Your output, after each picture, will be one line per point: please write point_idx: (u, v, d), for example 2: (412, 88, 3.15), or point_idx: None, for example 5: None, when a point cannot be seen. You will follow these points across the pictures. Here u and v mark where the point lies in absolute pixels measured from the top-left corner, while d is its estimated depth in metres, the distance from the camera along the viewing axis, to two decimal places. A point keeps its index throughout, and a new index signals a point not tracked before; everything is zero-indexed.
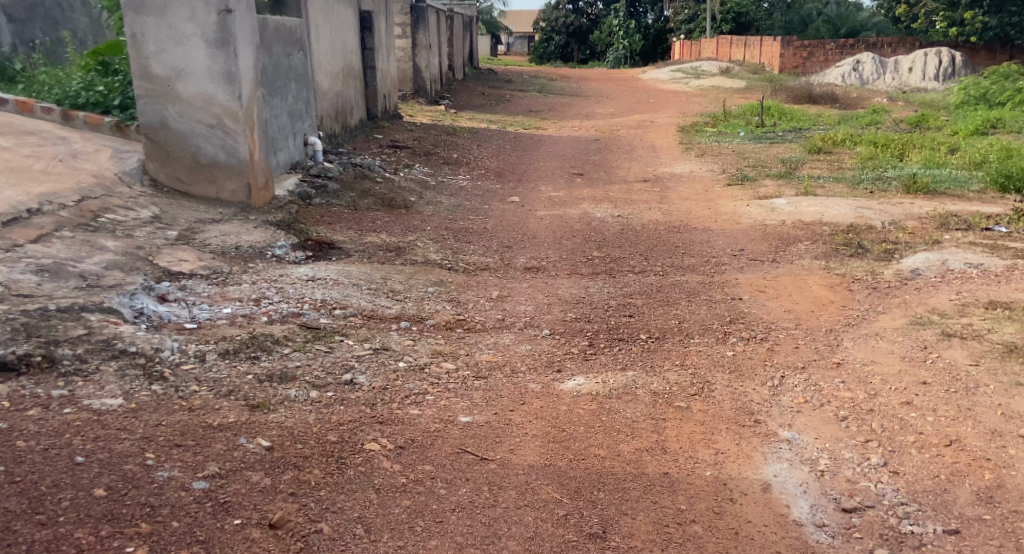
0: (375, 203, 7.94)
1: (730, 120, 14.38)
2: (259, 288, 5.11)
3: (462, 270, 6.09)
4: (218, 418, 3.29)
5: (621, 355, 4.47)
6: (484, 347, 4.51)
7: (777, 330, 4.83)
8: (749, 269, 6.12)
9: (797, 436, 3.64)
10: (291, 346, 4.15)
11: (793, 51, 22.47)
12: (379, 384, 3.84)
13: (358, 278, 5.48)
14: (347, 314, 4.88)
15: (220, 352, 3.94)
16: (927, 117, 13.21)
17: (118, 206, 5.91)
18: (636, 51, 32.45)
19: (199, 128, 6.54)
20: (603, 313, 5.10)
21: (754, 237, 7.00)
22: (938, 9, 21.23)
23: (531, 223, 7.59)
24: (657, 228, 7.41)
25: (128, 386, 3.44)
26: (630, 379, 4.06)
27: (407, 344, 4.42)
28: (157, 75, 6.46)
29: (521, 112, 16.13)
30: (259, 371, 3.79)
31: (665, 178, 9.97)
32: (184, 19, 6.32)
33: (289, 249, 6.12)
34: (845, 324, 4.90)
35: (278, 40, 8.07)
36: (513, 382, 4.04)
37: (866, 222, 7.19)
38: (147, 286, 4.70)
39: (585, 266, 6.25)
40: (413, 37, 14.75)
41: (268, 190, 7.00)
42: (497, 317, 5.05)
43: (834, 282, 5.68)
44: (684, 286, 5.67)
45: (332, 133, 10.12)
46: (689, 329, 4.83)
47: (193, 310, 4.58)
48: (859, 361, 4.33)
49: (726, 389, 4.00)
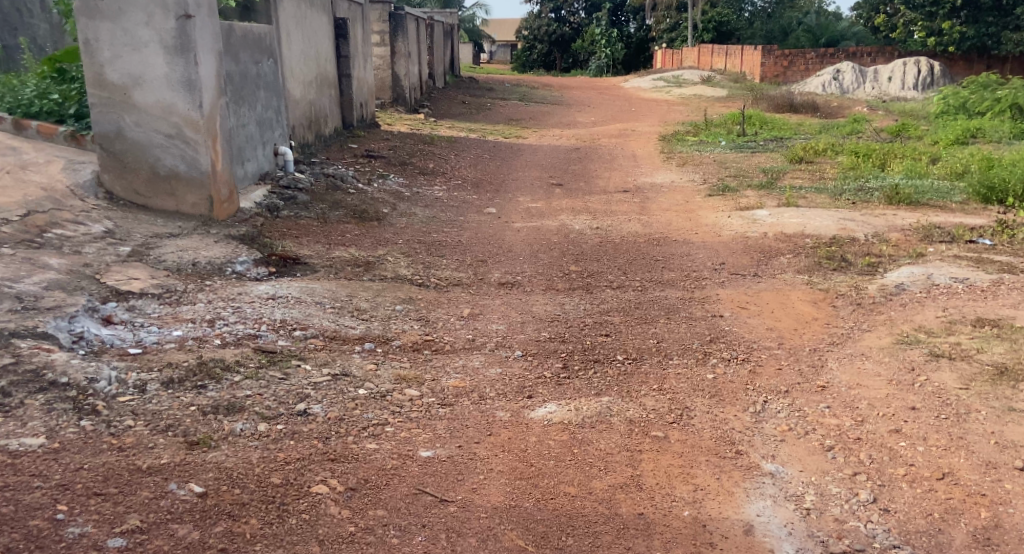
0: (346, 215, 7.66)
1: (710, 129, 14.20)
2: (214, 308, 4.86)
3: (434, 286, 5.83)
4: (150, 459, 3.03)
5: (596, 379, 4.21)
6: (450, 370, 4.24)
7: (760, 350, 4.59)
8: (730, 284, 5.89)
9: (781, 469, 3.39)
10: (242, 373, 3.87)
11: (773, 60, 22.35)
12: (335, 415, 3.56)
13: (321, 296, 5.20)
14: (307, 336, 4.61)
15: (164, 381, 3.68)
16: (908, 126, 13.08)
17: (67, 221, 5.68)
18: (619, 60, 32.33)
19: (157, 138, 6.25)
20: (578, 332, 4.84)
21: (735, 250, 6.78)
22: (916, 19, 21.24)
23: (507, 236, 7.34)
24: (636, 241, 7.17)
25: (53, 422, 3.18)
26: (605, 406, 3.80)
27: (369, 369, 4.14)
28: (112, 83, 6.18)
29: (502, 121, 15.89)
30: (204, 402, 3.53)
31: (644, 188, 9.75)
32: (141, 25, 6.04)
33: (251, 265, 5.84)
34: (830, 344, 4.67)
35: (245, 47, 7.78)
36: (479, 410, 3.77)
37: (849, 234, 6.98)
38: (90, 308, 4.50)
39: (562, 281, 6.00)
40: (391, 44, 14.47)
41: (232, 203, 6.69)
42: (468, 337, 4.78)
43: (817, 298, 5.46)
44: (664, 302, 5.43)
45: (304, 142, 9.83)
46: (668, 349, 4.58)
47: (139, 333, 4.39)
48: (846, 385, 4.08)
49: (707, 417, 3.75)
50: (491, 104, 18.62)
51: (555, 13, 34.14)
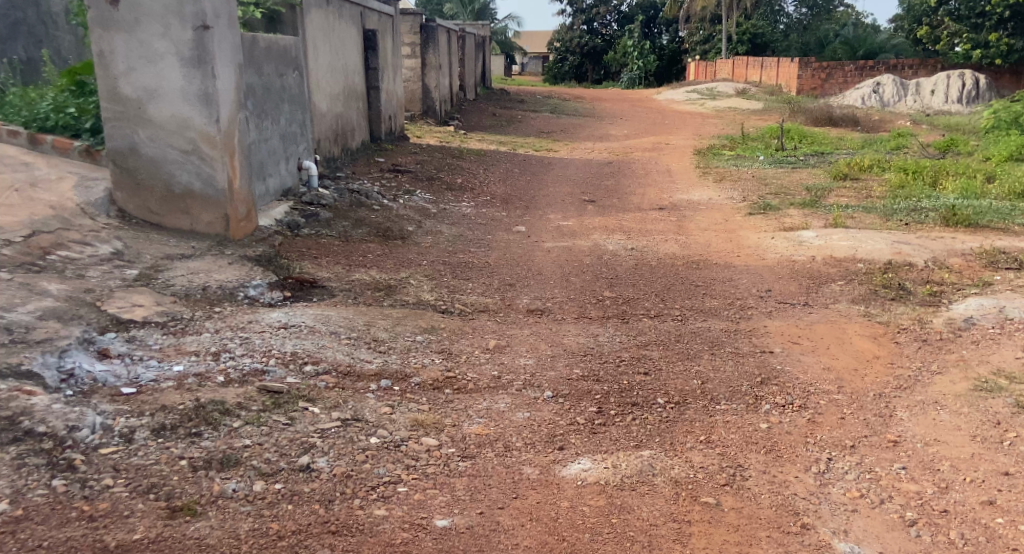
0: (369, 233, 7.29)
1: (749, 143, 13.71)
2: (221, 338, 4.51)
3: (459, 312, 5.43)
4: (121, 535, 2.75)
5: (635, 427, 3.78)
6: (473, 414, 3.84)
7: (816, 395, 4.14)
8: (779, 315, 5.42)
9: (856, 549, 2.97)
10: (243, 417, 3.49)
11: (812, 71, 21.71)
12: (342, 470, 3.21)
13: (337, 325, 4.82)
14: (318, 372, 4.24)
15: (154, 428, 3.31)
16: (958, 141, 12.54)
17: (74, 242, 5.39)
18: (651, 71, 31.84)
19: (172, 154, 5.93)
20: (614, 369, 4.41)
21: (782, 275, 6.32)
22: (961, 31, 20.58)
23: (536, 257, 6.93)
24: (674, 264, 6.72)
25: (20, 482, 2.88)
26: (647, 462, 3.39)
27: (383, 413, 3.73)
28: (126, 96, 5.87)
29: (532, 134, 15.49)
30: (197, 454, 3.17)
31: (681, 206, 9.29)
32: (157, 36, 5.73)
33: (265, 289, 5.49)
34: (896, 389, 4.21)
35: (270, 59, 7.46)
36: (504, 465, 3.38)
37: (906, 259, 6.48)
38: (85, 340, 4.18)
39: (596, 308, 5.58)
40: (422, 56, 14.15)
41: (249, 221, 6.34)
42: (493, 374, 4.35)
43: (877, 333, 5.00)
44: (707, 335, 4.98)
45: (330, 156, 9.50)
46: (714, 392, 4.13)
47: (136, 368, 4.05)
48: (921, 441, 3.63)
49: (763, 478, 3.32)
50: (522, 116, 18.22)
51: (587, 25, 33.75)
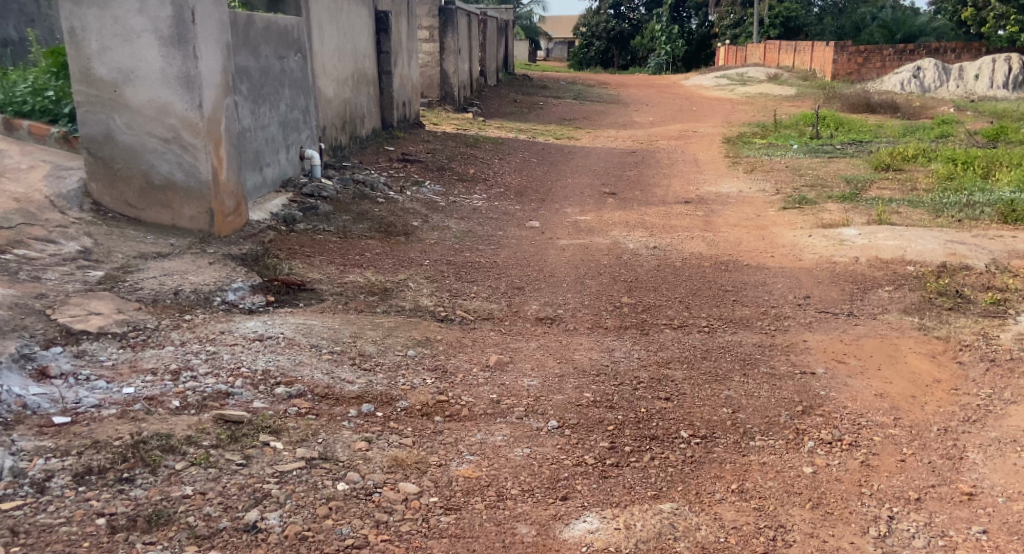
0: (371, 228, 6.72)
1: (781, 131, 12.99)
2: (184, 353, 3.94)
3: (460, 321, 4.85)
4: None
5: (654, 470, 3.19)
6: (463, 450, 3.25)
7: (869, 429, 3.52)
8: (819, 326, 4.79)
9: None
10: (189, 457, 2.92)
11: (847, 56, 20.82)
12: (296, 530, 2.70)
13: (320, 336, 4.25)
14: (290, 395, 3.67)
15: (76, 472, 2.77)
16: (1006, 129, 11.79)
17: (36, 239, 4.87)
18: (679, 56, 30.98)
19: (152, 142, 5.37)
20: (630, 393, 3.80)
21: (822, 279, 5.67)
22: (1008, 13, 19.70)
23: (549, 256, 6.32)
24: (702, 265, 6.08)
25: None
26: (667, 523, 2.86)
27: (357, 450, 3.15)
28: (100, 79, 5.33)
29: (553, 120, 14.85)
30: (120, 510, 2.66)
31: (708, 199, 8.63)
32: (133, 12, 5.15)
33: (246, 292, 4.92)
34: (964, 422, 3.60)
35: (267, 40, 6.86)
36: (495, 522, 2.85)
37: (961, 261, 5.81)
38: (22, 357, 3.64)
39: (612, 317, 4.98)
40: (440, 40, 13.52)
41: (238, 216, 5.78)
42: (491, 398, 3.76)
43: (935, 350, 4.37)
44: (738, 351, 4.36)
45: (335, 144, 8.91)
46: (748, 425, 3.52)
47: (78, 391, 3.51)
48: (1002, 494, 3.09)
49: (811, 545, 2.80)
50: (544, 103, 17.54)
51: (614, 9, 32.99)
